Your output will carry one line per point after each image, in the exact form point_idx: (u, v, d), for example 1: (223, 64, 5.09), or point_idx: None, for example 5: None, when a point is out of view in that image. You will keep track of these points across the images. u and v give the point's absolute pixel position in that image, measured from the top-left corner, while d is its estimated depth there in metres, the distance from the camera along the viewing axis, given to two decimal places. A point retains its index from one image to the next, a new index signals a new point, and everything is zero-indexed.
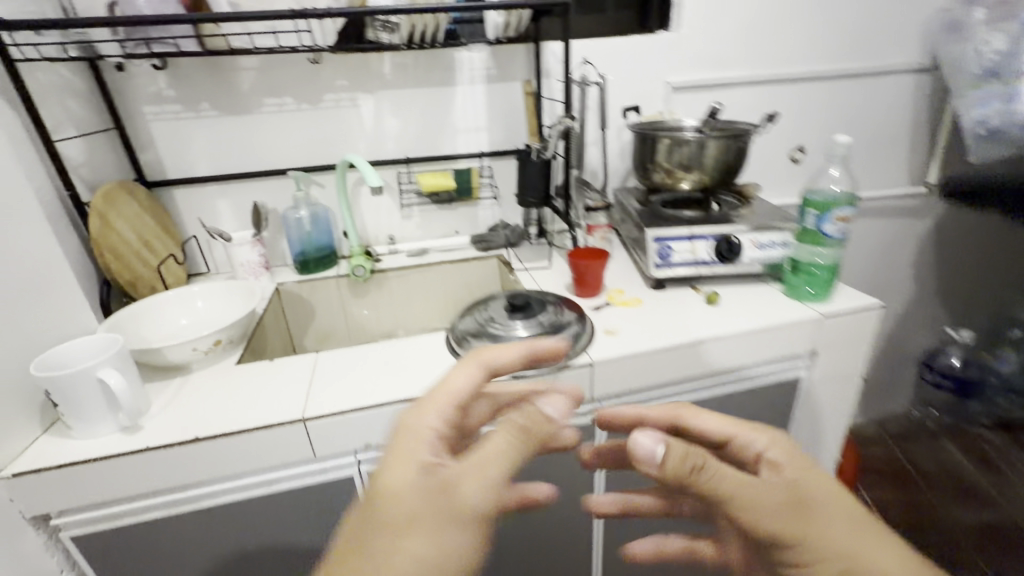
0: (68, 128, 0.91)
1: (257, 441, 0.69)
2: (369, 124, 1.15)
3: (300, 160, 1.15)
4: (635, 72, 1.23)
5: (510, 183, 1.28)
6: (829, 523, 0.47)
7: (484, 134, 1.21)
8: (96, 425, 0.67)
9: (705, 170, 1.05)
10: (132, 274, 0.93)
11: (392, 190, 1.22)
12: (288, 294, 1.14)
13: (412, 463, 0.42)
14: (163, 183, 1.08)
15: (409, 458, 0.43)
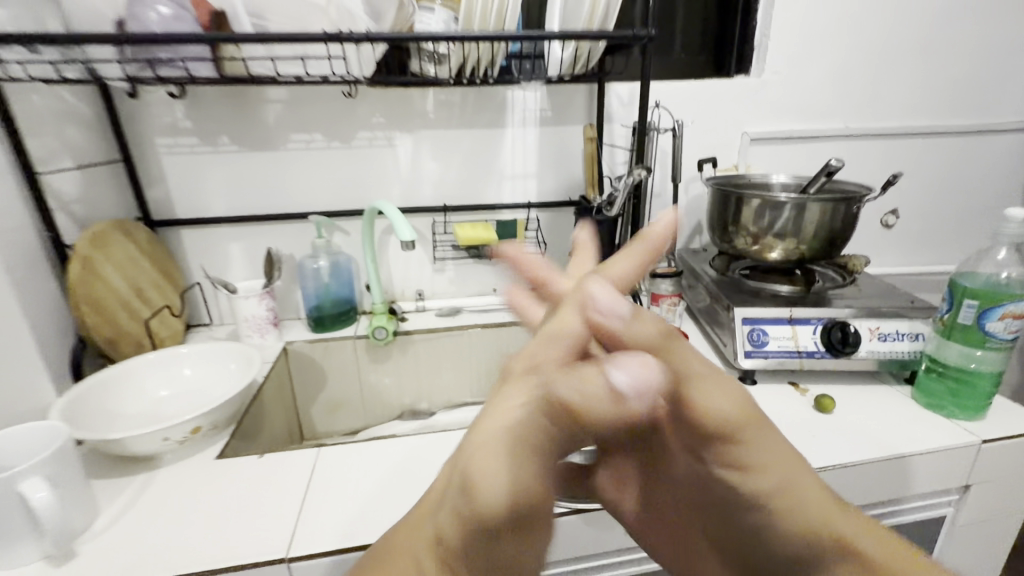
0: (64, 160, 0.80)
1: None
2: (405, 166, 1.01)
3: (325, 203, 1.01)
4: (709, 119, 1.07)
5: (558, 238, 1.11)
6: (777, 446, 0.36)
7: (533, 183, 1.06)
8: (15, 552, 0.50)
9: (804, 237, 0.86)
10: (114, 332, 0.79)
11: (425, 241, 1.07)
12: (296, 355, 0.98)
13: (483, 435, 0.31)
14: (170, 223, 0.96)
15: (481, 432, 0.32)
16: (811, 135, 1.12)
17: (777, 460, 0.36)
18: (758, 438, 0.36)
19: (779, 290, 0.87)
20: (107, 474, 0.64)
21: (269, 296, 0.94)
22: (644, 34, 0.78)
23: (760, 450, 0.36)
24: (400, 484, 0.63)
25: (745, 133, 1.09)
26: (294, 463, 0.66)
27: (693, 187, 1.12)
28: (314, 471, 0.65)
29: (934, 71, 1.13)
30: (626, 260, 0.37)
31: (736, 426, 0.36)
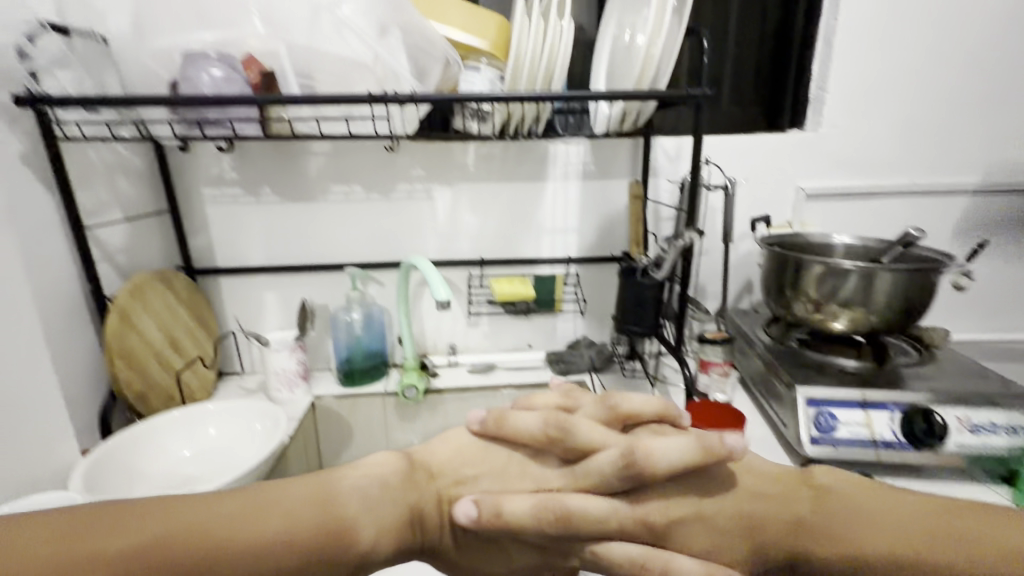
0: (112, 212, 0.81)
1: None
2: (444, 219, 0.99)
3: (361, 254, 1.00)
4: (761, 175, 1.02)
5: (598, 294, 1.06)
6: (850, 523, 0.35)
7: (574, 237, 1.02)
8: None
9: (874, 307, 0.78)
10: (145, 385, 0.78)
11: (460, 294, 1.04)
12: (324, 410, 0.95)
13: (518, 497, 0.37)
14: (209, 271, 0.96)
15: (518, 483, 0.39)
16: (873, 191, 1.05)
17: (818, 516, 0.36)
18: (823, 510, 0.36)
19: (846, 365, 0.79)
20: None
21: (300, 349, 0.92)
22: (697, 93, 0.74)
23: (801, 526, 0.36)
24: None
25: (800, 189, 1.03)
26: None
27: (743, 244, 1.06)
28: None
29: (1013, 126, 1.04)
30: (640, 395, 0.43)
31: (762, 503, 0.37)
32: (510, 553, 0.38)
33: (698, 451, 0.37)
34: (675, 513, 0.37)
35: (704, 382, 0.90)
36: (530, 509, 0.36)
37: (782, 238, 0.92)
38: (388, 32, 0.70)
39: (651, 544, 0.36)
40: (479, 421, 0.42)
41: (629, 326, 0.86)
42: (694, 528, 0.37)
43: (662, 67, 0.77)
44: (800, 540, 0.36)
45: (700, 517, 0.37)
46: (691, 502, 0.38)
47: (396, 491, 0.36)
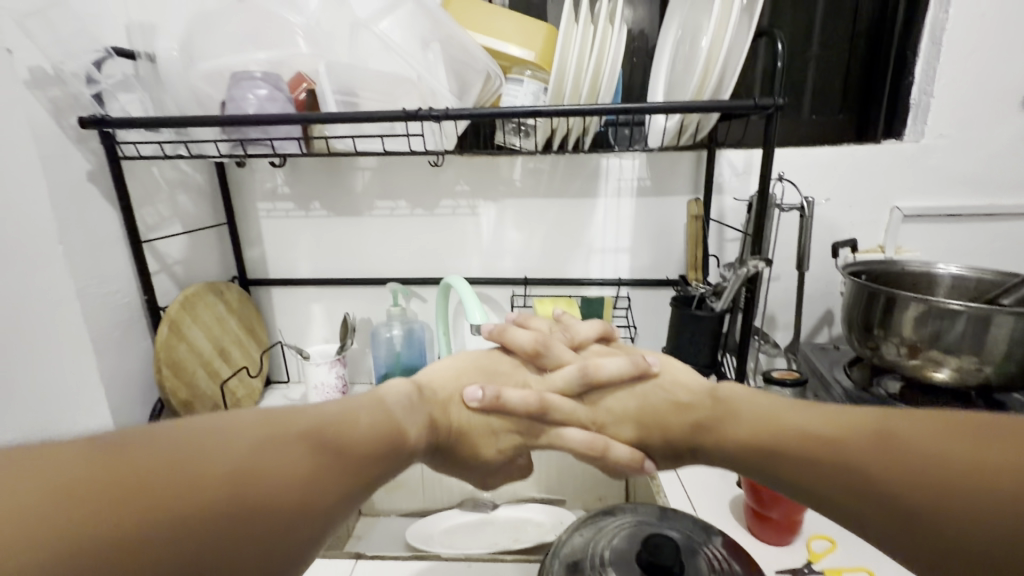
0: (173, 225, 0.85)
1: None
2: (488, 236, 0.96)
3: (405, 270, 0.99)
4: (845, 193, 0.89)
5: (650, 318, 0.98)
6: (803, 414, 0.40)
7: (625, 257, 0.95)
8: None
9: (990, 357, 0.64)
10: (192, 393, 0.80)
11: (503, 314, 1.00)
12: None
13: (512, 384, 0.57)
14: (262, 282, 1.00)
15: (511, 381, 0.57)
16: (989, 213, 0.89)
17: (720, 413, 0.45)
18: (783, 416, 0.40)
19: None
20: None
21: (339, 363, 0.92)
22: (770, 101, 0.65)
23: (699, 422, 0.47)
24: None
25: (896, 209, 0.89)
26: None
27: (820, 270, 0.93)
28: None
29: None
30: (593, 326, 0.64)
31: (676, 402, 0.50)
32: (499, 437, 0.52)
33: (635, 365, 0.54)
34: (619, 413, 0.54)
35: None
36: (522, 402, 0.52)
37: (871, 267, 0.80)
38: (429, 47, 0.69)
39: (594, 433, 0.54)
40: (488, 330, 0.60)
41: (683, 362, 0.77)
42: (623, 417, 0.53)
43: (727, 73, 0.69)
44: (706, 432, 0.45)
45: (624, 416, 0.53)
46: (622, 401, 0.54)
47: (420, 407, 0.46)
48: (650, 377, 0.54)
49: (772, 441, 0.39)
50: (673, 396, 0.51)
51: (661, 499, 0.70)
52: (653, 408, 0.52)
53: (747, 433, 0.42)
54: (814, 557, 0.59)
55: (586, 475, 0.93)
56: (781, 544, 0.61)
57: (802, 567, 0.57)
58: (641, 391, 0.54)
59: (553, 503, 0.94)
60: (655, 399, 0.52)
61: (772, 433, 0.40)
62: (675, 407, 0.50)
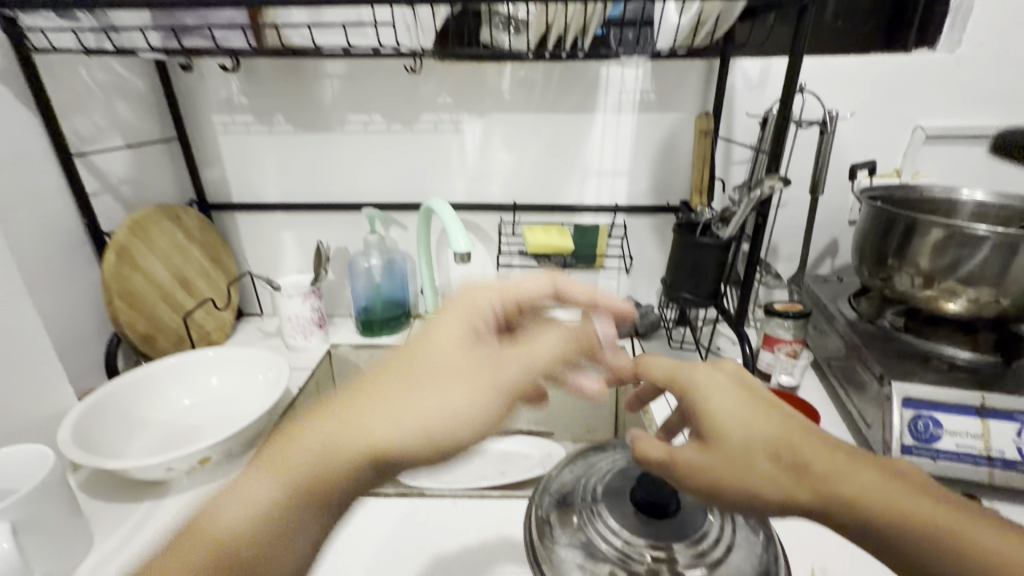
0: (113, 138, 0.75)
1: None
2: (473, 156, 0.86)
3: (382, 193, 0.90)
4: (866, 109, 0.81)
5: (648, 248, 0.92)
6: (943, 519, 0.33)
7: (624, 181, 0.87)
8: None
9: (1011, 289, 0.60)
10: (151, 325, 0.74)
11: (490, 243, 0.93)
12: (341, 359, 0.90)
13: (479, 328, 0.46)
14: (224, 206, 0.90)
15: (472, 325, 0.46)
16: (1018, 133, 0.82)
17: (846, 477, 0.34)
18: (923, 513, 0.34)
19: (955, 357, 0.63)
20: (115, 498, 0.58)
21: (314, 294, 0.85)
22: None
23: (822, 480, 0.34)
24: (415, 561, 0.51)
25: (919, 129, 0.82)
26: None
27: (832, 197, 0.87)
28: None
29: None
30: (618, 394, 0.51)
31: (786, 439, 0.36)
32: (481, 370, 0.41)
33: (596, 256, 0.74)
34: (714, 433, 0.37)
35: (767, 361, 0.75)
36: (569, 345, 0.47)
37: (888, 191, 0.74)
38: None
39: (693, 447, 0.37)
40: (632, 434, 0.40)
41: (682, 292, 0.72)
42: (730, 439, 0.36)
43: None
44: (836, 505, 0.34)
45: (724, 442, 0.36)
46: (704, 415, 0.37)
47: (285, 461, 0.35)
48: (730, 371, 0.40)
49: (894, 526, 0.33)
50: (779, 418, 0.37)
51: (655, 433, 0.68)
52: (762, 439, 0.36)
53: (883, 511, 0.34)
54: None
55: (575, 407, 0.92)
56: None
57: None
58: (735, 398, 0.38)
59: (541, 435, 0.93)
60: (761, 416, 0.37)
61: (923, 523, 0.33)
62: (763, 454, 0.36)
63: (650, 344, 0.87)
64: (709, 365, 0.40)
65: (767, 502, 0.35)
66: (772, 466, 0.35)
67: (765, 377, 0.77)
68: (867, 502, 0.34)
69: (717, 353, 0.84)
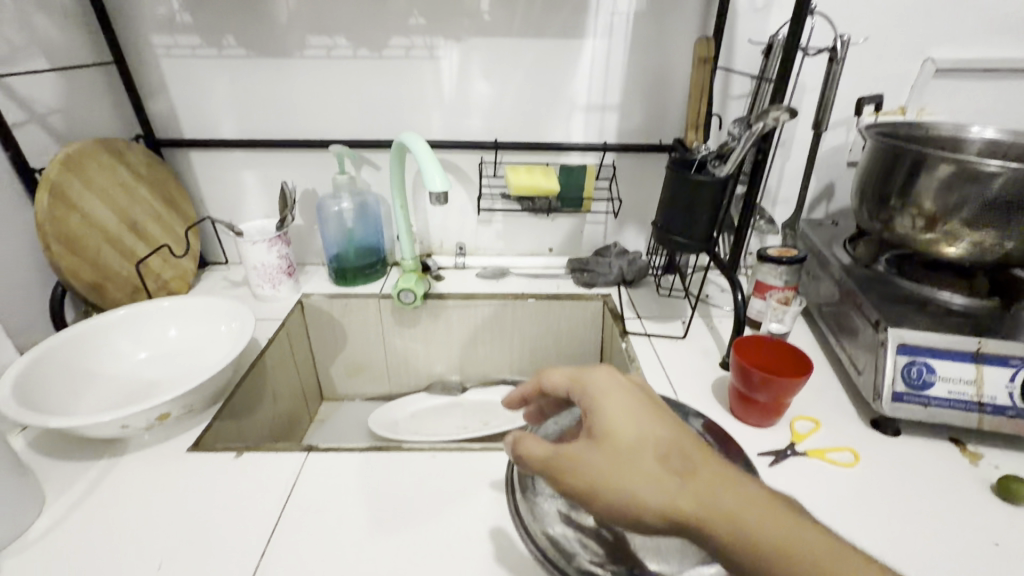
0: (35, 59, 0.65)
1: None
2: (450, 87, 0.79)
3: (351, 129, 0.82)
4: (875, 37, 0.75)
5: (637, 191, 0.87)
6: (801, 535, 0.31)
7: (613, 117, 0.80)
8: None
9: (1015, 231, 0.57)
10: (99, 273, 0.68)
11: (469, 184, 0.86)
12: (314, 310, 0.84)
13: None
14: (175, 142, 0.82)
15: None
16: None
17: (729, 493, 0.32)
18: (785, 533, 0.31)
19: (950, 302, 0.61)
20: (69, 456, 0.54)
21: (280, 240, 0.79)
22: None
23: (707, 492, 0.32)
24: (390, 516, 0.49)
25: (930, 61, 0.76)
26: (275, 472, 0.53)
27: (832, 136, 0.82)
28: (291, 491, 0.51)
29: None
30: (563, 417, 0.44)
31: (678, 445, 0.34)
32: None
33: None
34: (605, 431, 0.35)
35: (758, 308, 0.73)
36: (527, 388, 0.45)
37: (893, 127, 0.70)
38: None
39: (583, 444, 0.35)
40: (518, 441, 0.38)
41: (674, 236, 0.68)
42: (619, 441, 0.34)
43: None
44: (719, 523, 0.31)
45: (615, 439, 0.34)
46: (606, 416, 0.35)
47: None
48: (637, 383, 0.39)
49: (751, 541, 0.31)
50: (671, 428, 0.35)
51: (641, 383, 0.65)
52: (654, 442, 0.34)
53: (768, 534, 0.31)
54: (797, 437, 0.56)
55: (559, 357, 0.90)
56: (767, 426, 0.58)
57: (786, 448, 0.54)
58: (630, 399, 0.36)
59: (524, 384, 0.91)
60: (656, 420, 0.35)
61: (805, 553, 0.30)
62: (643, 450, 0.34)
63: (637, 292, 0.84)
64: (612, 368, 0.39)
65: (647, 508, 0.32)
66: (661, 470, 0.33)
67: (756, 324, 0.74)
68: (745, 523, 0.31)
69: (706, 301, 0.82)
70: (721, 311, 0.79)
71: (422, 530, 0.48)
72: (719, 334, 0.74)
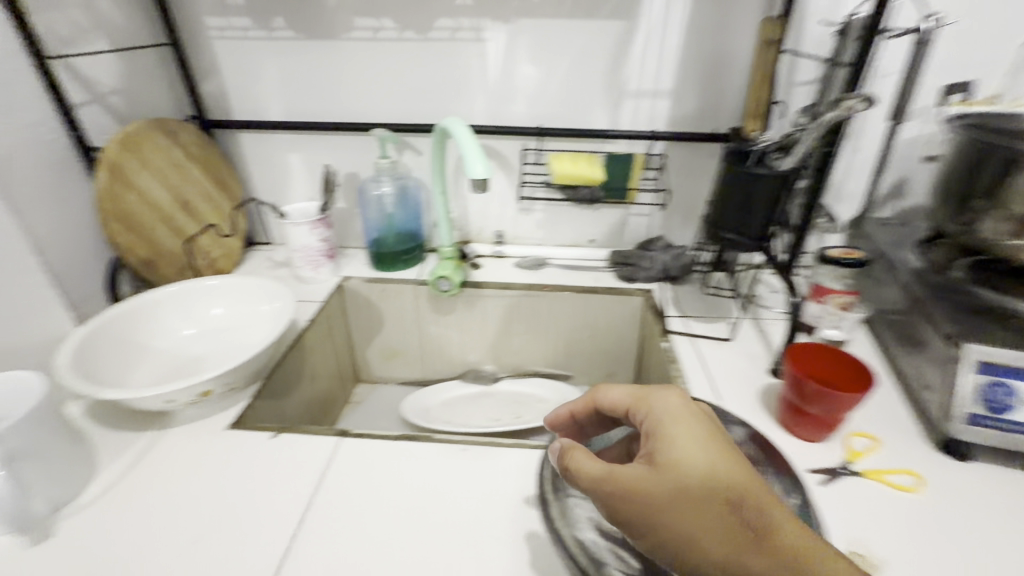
0: (97, 41, 0.68)
1: None
2: (496, 70, 0.76)
3: (395, 113, 0.81)
4: (968, 19, 0.67)
5: (687, 183, 0.83)
6: None
7: (665, 103, 0.76)
8: None
9: None
10: (151, 250, 0.70)
11: (511, 171, 0.84)
12: (352, 293, 0.85)
13: None
14: (225, 124, 0.83)
15: None
16: None
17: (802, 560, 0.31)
18: None
19: None
20: (120, 425, 0.57)
21: (321, 223, 0.80)
22: None
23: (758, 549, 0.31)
24: (419, 507, 0.48)
25: None
26: (308, 453, 0.54)
27: (908, 128, 0.75)
28: (323, 474, 0.52)
29: None
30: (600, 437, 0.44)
31: (747, 491, 0.33)
32: None
33: None
34: (670, 461, 0.34)
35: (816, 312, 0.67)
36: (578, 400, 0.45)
37: (984, 119, 0.62)
38: None
39: (641, 469, 0.34)
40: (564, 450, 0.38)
41: (726, 232, 0.64)
42: (685, 472, 0.33)
43: None
44: None
45: (678, 473, 0.33)
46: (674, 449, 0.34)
47: None
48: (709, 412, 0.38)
49: None
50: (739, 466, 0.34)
51: (680, 386, 0.62)
52: (724, 487, 0.33)
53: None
54: (851, 456, 0.52)
55: (595, 351, 0.87)
56: (819, 441, 0.54)
57: (838, 467, 0.51)
58: (703, 436, 0.35)
59: (558, 377, 0.90)
60: (727, 461, 0.34)
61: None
62: (711, 494, 0.33)
63: (681, 289, 0.80)
64: (681, 394, 0.38)
65: (706, 553, 0.32)
66: (728, 520, 0.32)
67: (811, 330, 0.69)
68: None
69: (755, 302, 0.77)
70: (772, 313, 0.74)
71: (450, 523, 0.47)
72: (769, 337, 0.70)
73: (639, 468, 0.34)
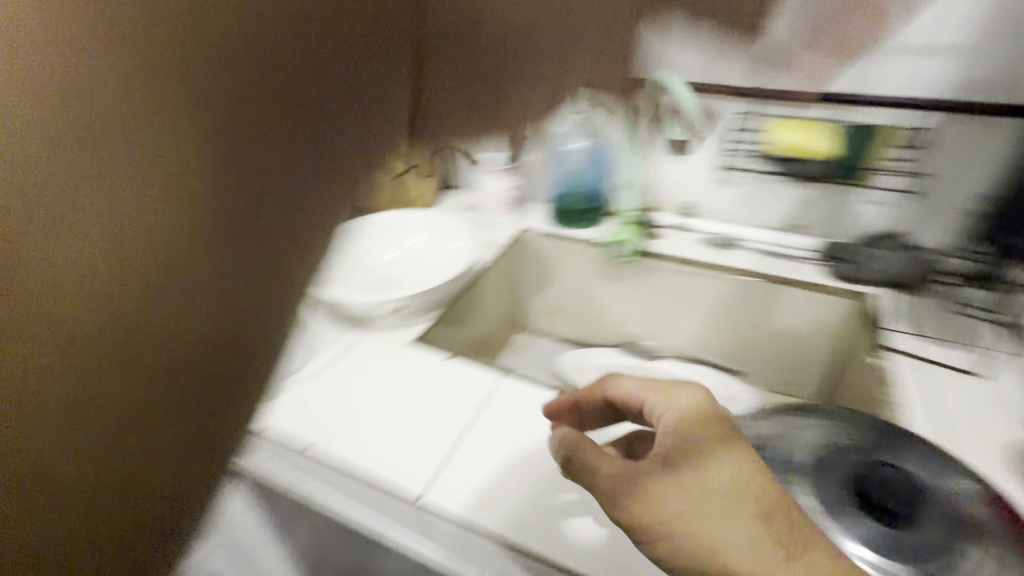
0: None
1: (366, 492, 0.50)
2: (719, 20, 0.68)
3: (600, 66, 0.78)
4: None
5: (956, 171, 0.65)
6: None
7: (947, 66, 0.60)
8: None
9: None
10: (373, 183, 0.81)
11: (718, 137, 0.76)
12: (527, 246, 0.87)
13: None
14: (438, 71, 0.90)
15: None
16: None
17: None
18: None
19: None
20: (333, 324, 0.68)
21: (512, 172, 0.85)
22: None
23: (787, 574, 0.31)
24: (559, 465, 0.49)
25: None
26: (471, 384, 0.58)
27: None
28: (480, 406, 0.55)
29: None
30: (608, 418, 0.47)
31: (773, 504, 0.34)
32: None
33: None
34: (690, 468, 0.36)
35: None
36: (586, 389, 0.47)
37: None
38: None
39: (660, 467, 0.37)
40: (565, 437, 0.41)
41: None
42: (701, 493, 0.35)
43: None
44: None
45: (702, 479, 0.35)
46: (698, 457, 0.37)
47: None
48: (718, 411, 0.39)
49: None
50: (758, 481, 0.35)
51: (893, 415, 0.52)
52: (750, 499, 0.34)
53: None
54: None
55: (776, 353, 0.77)
56: None
57: None
58: (737, 450, 0.37)
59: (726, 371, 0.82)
60: (749, 470, 0.36)
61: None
62: (735, 500, 0.34)
63: (914, 301, 0.66)
64: (698, 393, 0.40)
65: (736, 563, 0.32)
66: (753, 529, 0.33)
67: None
68: None
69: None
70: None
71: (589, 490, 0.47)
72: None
73: (653, 476, 0.37)
